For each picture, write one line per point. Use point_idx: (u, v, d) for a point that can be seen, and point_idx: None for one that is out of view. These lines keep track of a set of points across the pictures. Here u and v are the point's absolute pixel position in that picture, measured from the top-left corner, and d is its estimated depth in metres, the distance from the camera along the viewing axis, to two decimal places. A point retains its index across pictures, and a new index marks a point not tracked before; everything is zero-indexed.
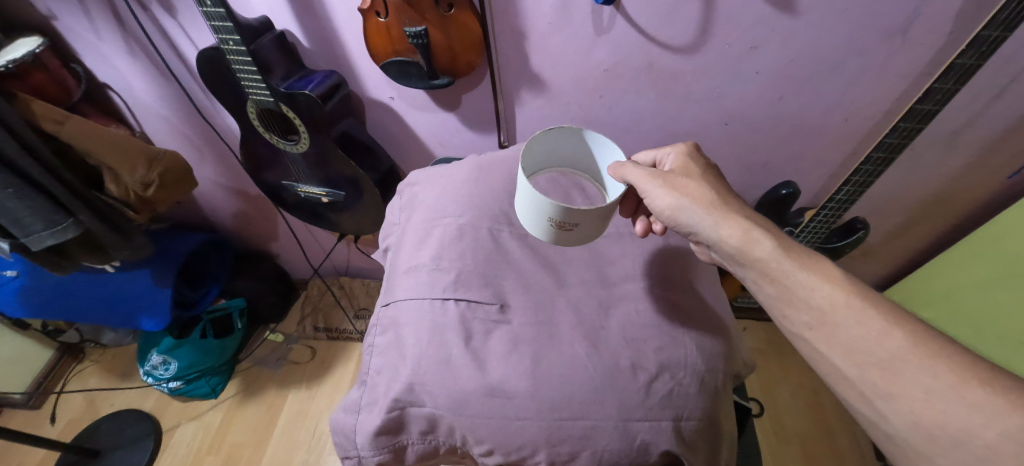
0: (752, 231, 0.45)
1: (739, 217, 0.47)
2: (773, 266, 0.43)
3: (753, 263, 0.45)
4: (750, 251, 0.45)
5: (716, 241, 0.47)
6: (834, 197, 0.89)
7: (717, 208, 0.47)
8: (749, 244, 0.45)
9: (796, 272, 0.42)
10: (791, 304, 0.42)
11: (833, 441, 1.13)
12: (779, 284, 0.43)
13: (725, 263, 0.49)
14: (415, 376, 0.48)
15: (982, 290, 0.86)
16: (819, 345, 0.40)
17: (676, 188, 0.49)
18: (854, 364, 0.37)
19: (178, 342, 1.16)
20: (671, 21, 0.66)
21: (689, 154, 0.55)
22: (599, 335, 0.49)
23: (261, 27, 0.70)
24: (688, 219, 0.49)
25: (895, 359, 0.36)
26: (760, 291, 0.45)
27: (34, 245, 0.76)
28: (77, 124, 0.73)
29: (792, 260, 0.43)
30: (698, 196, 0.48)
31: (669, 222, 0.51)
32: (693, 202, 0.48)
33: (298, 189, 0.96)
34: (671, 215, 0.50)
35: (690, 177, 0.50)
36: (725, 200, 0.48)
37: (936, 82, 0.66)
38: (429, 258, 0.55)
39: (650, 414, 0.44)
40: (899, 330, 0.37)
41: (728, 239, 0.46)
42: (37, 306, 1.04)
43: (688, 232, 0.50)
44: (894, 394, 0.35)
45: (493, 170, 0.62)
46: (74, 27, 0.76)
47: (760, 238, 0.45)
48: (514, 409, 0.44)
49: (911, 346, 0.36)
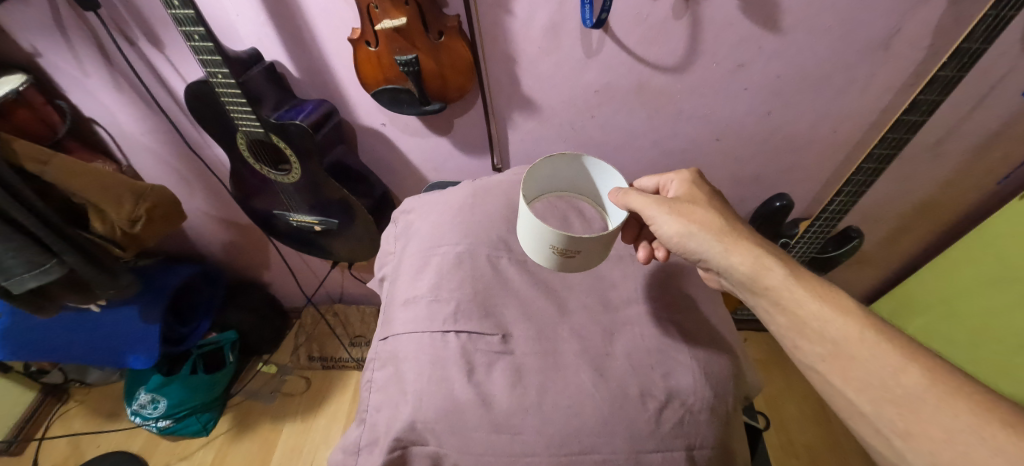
0: (763, 258, 0.45)
1: (749, 244, 0.46)
2: (785, 294, 0.43)
3: (765, 291, 0.44)
4: (761, 279, 0.44)
5: (727, 268, 0.47)
6: (828, 207, 0.88)
7: (726, 235, 0.47)
8: (761, 272, 0.45)
9: (810, 303, 0.42)
10: (805, 335, 0.41)
11: (842, 453, 1.12)
12: (790, 314, 0.42)
13: (734, 289, 0.49)
14: (418, 415, 0.46)
15: (981, 295, 0.86)
16: (832, 377, 0.40)
17: (683, 215, 0.49)
18: (869, 399, 0.37)
19: (167, 379, 1.11)
20: (659, 43, 0.67)
21: (694, 180, 0.54)
22: (605, 362, 0.47)
23: (251, 59, 0.69)
24: (697, 247, 0.48)
25: (913, 396, 0.35)
26: (771, 319, 0.45)
27: (15, 287, 0.73)
28: (61, 163, 0.71)
29: (805, 288, 0.43)
30: (707, 223, 0.48)
31: (677, 249, 0.50)
32: (702, 229, 0.48)
33: (290, 218, 0.94)
34: (679, 242, 0.49)
35: (698, 204, 0.50)
36: (733, 226, 0.48)
37: (920, 93, 0.67)
38: (428, 289, 0.54)
39: (662, 444, 0.43)
40: (917, 366, 0.36)
41: (739, 266, 0.46)
42: (16, 349, 0.99)
43: (697, 258, 0.49)
44: (912, 433, 0.35)
45: (491, 199, 0.61)
46: (59, 64, 0.75)
47: (771, 266, 0.44)
48: (522, 446, 0.43)
49: (930, 383, 0.35)
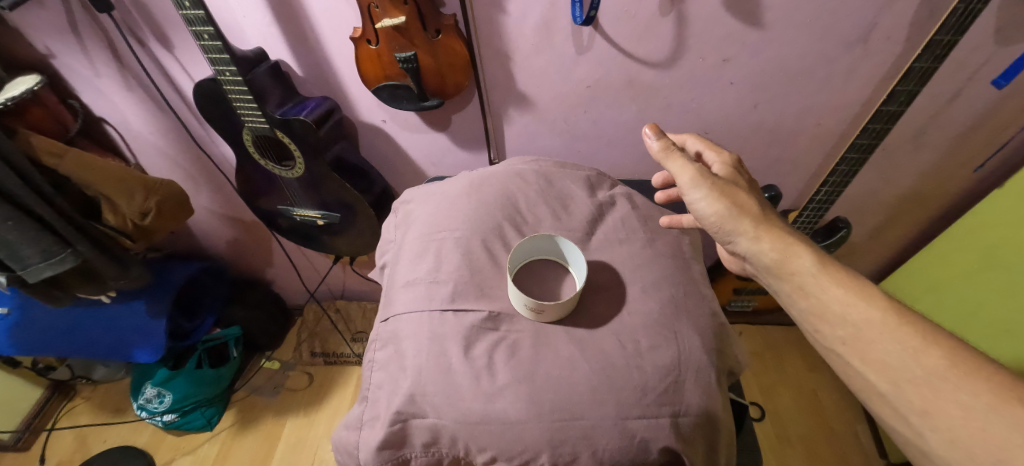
0: (793, 245, 0.45)
1: (781, 231, 0.46)
2: (809, 280, 0.43)
3: (789, 276, 0.44)
4: (789, 264, 0.44)
5: (755, 252, 0.47)
6: (815, 198, 0.91)
7: (760, 220, 0.47)
8: (789, 258, 0.44)
9: (835, 288, 0.41)
10: (824, 319, 0.41)
11: (836, 442, 1.14)
12: (813, 299, 0.42)
13: (760, 275, 0.49)
14: (416, 387, 0.49)
15: (966, 282, 0.88)
16: (852, 360, 0.39)
17: (724, 196, 0.49)
18: (887, 379, 0.37)
19: (172, 373, 1.15)
20: (647, 39, 0.70)
21: (734, 166, 0.55)
22: (592, 337, 0.50)
23: (257, 58, 0.73)
24: (731, 229, 0.49)
25: (932, 377, 0.35)
26: (792, 303, 0.45)
27: (31, 277, 0.76)
28: (75, 156, 0.74)
29: (830, 276, 0.42)
30: (745, 206, 0.48)
31: (711, 228, 0.51)
32: (739, 211, 0.48)
33: (293, 213, 0.97)
34: (714, 221, 0.50)
35: (738, 187, 0.51)
36: (769, 214, 0.48)
37: (898, 84, 0.70)
38: (426, 271, 0.56)
39: (648, 411, 0.45)
40: (937, 348, 0.36)
41: (766, 251, 0.46)
42: (26, 343, 1.02)
43: (728, 240, 0.50)
44: (929, 411, 0.35)
45: (487, 187, 0.64)
46: (72, 64, 0.78)
47: (801, 253, 0.44)
48: (516, 414, 0.45)
49: (950, 364, 0.35)
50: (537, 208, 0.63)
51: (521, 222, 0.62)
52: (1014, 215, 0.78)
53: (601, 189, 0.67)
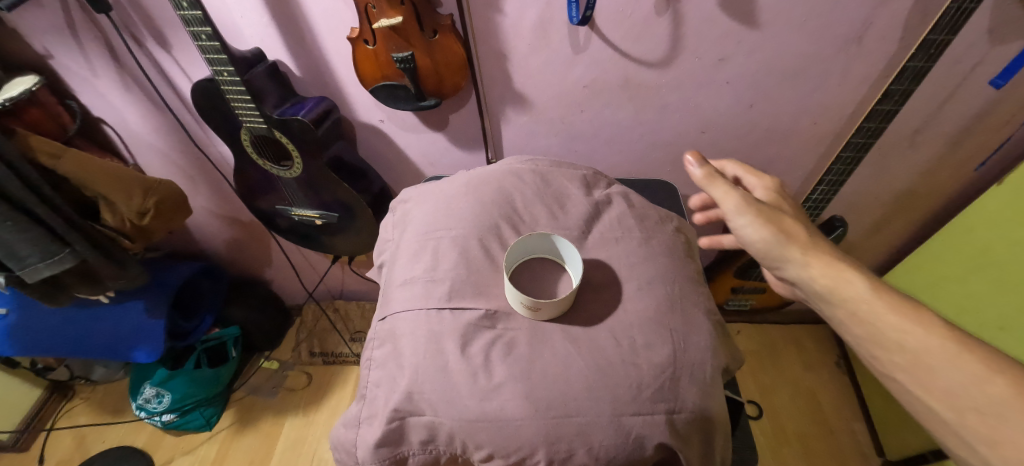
0: (845, 271, 0.42)
1: (831, 257, 0.43)
2: (863, 307, 0.40)
3: (841, 303, 0.41)
4: (841, 291, 0.41)
5: (806, 280, 0.43)
6: (812, 195, 0.93)
7: (810, 246, 0.44)
8: (841, 285, 0.41)
9: (891, 315, 0.39)
10: (882, 347, 0.39)
11: (833, 440, 1.14)
12: (868, 326, 0.39)
13: (810, 301, 0.45)
14: (413, 385, 0.49)
15: (960, 280, 0.89)
16: (915, 389, 0.37)
17: (771, 222, 0.45)
18: (952, 408, 0.35)
19: (170, 373, 1.13)
20: (643, 39, 0.70)
21: (774, 188, 0.52)
22: (588, 334, 0.50)
23: (256, 58, 0.73)
24: (779, 256, 0.45)
25: (997, 405, 0.33)
26: (846, 331, 0.42)
27: (29, 276, 0.76)
28: (73, 156, 0.75)
29: (885, 301, 0.40)
30: (794, 232, 0.44)
31: (756, 254, 0.47)
32: (787, 238, 0.44)
33: (291, 213, 0.97)
34: (761, 248, 0.46)
35: (783, 212, 0.47)
36: (818, 239, 0.45)
37: (892, 83, 0.71)
38: (423, 270, 0.57)
39: (643, 408, 0.45)
40: (1001, 375, 0.34)
41: (818, 278, 0.42)
42: (24, 343, 1.02)
43: (775, 266, 0.46)
44: (998, 442, 0.32)
45: (484, 185, 0.64)
46: (70, 65, 0.78)
47: (854, 280, 0.41)
48: (512, 411, 0.45)
49: (1017, 392, 0.33)
50: (534, 207, 0.63)
51: (518, 220, 0.62)
52: (1013, 214, 0.77)
53: (597, 188, 0.67)
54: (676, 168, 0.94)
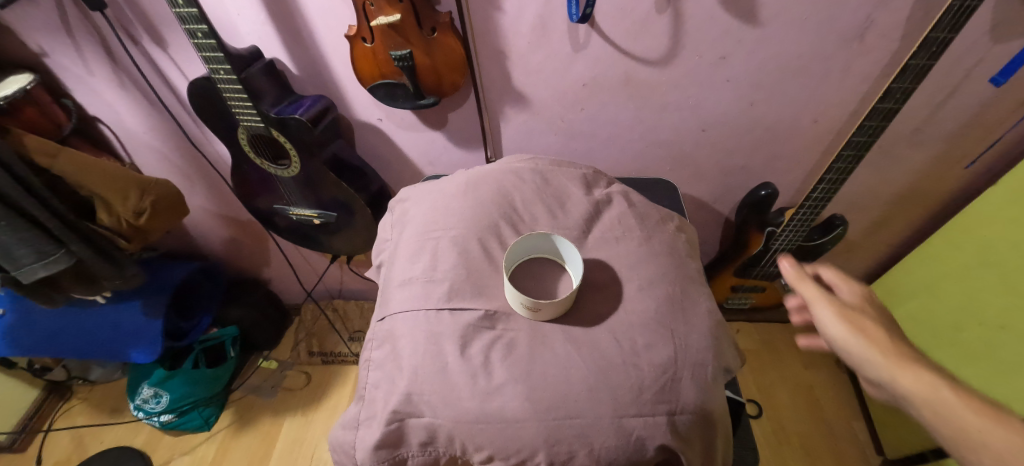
0: (932, 377, 0.40)
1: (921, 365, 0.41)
2: (945, 405, 0.38)
3: (918, 400, 0.40)
4: (917, 389, 0.40)
5: (886, 383, 0.42)
6: (812, 195, 0.90)
7: (898, 355, 0.43)
8: (924, 388, 0.39)
9: (974, 414, 0.37)
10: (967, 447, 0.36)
11: (833, 439, 1.14)
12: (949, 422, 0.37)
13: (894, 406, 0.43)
14: (413, 386, 0.49)
15: (960, 278, 0.89)
16: None
17: (855, 325, 0.46)
18: None
19: (169, 373, 1.13)
20: (643, 36, 0.70)
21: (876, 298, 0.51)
22: (588, 335, 0.50)
23: (252, 56, 0.72)
24: (861, 359, 0.45)
25: None
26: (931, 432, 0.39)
27: (25, 277, 0.75)
28: (69, 156, 0.74)
29: (972, 404, 0.37)
30: (881, 340, 0.44)
31: (838, 353, 0.48)
32: (871, 342, 0.44)
33: (290, 212, 0.97)
34: (843, 348, 0.47)
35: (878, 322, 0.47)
36: (911, 351, 0.43)
37: (894, 82, 0.69)
38: (422, 270, 0.56)
39: (644, 409, 0.45)
40: None
41: (900, 382, 0.41)
42: (21, 344, 1.02)
43: (858, 369, 0.46)
44: None
45: (483, 185, 0.64)
46: (65, 63, 0.78)
47: (937, 383, 0.39)
48: (512, 413, 0.45)
49: None
50: (533, 206, 0.63)
51: (517, 220, 0.61)
52: (1014, 211, 0.77)
53: (597, 187, 0.67)
54: (676, 167, 0.94)
